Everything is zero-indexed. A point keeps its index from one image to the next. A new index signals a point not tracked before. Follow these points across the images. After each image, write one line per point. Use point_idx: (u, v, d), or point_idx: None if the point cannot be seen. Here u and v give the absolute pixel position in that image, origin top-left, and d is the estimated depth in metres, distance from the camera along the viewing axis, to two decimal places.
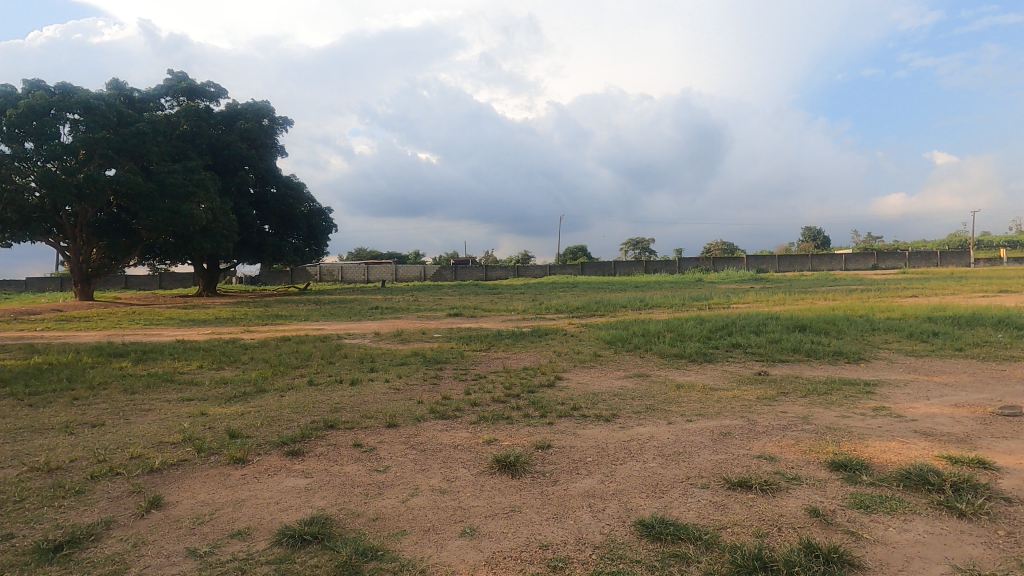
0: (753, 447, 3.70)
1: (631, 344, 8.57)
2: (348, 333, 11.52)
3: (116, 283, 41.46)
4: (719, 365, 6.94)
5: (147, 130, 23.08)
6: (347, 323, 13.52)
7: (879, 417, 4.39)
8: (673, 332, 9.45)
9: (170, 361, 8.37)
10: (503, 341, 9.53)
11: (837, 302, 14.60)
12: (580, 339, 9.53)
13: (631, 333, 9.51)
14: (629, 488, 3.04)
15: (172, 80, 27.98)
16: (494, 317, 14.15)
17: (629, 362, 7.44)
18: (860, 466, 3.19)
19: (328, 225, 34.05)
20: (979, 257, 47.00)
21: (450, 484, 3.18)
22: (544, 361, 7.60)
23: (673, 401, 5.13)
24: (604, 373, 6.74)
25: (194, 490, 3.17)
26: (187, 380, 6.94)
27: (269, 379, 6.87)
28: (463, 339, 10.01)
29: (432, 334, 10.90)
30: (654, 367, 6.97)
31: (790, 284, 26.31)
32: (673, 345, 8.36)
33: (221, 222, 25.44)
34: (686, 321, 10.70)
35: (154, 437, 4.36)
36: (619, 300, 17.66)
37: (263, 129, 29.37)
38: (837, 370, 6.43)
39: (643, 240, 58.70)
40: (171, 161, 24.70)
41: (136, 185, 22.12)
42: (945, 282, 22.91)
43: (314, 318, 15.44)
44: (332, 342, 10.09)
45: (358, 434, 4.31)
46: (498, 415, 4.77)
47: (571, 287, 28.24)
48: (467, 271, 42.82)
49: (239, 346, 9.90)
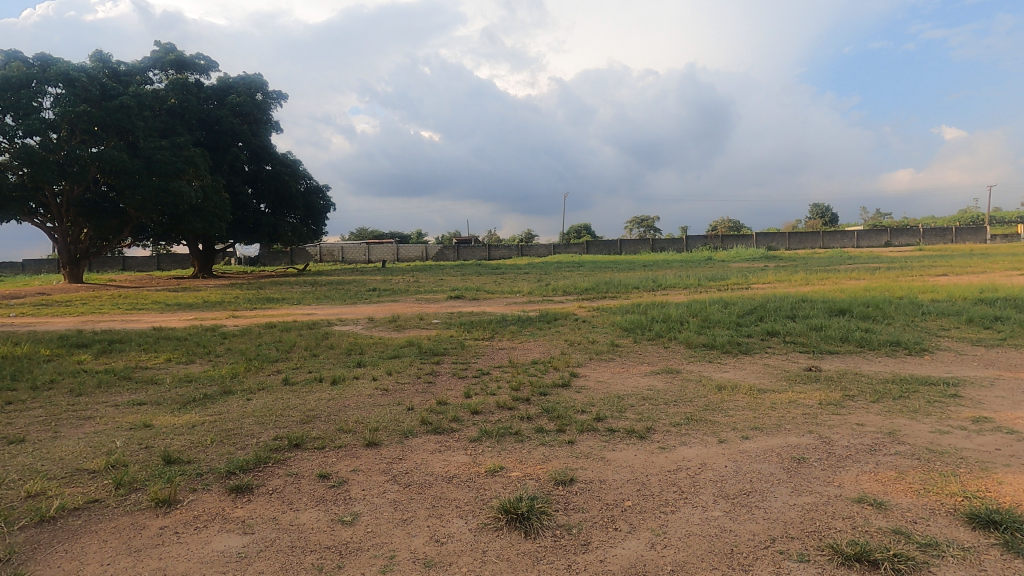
0: (845, 484, 2.77)
1: (652, 332, 7.64)
2: (339, 318, 10.63)
3: (114, 264, 40.74)
4: (758, 359, 5.99)
5: (131, 103, 21.96)
6: (338, 308, 12.62)
7: (989, 434, 3.45)
8: (697, 317, 8.48)
9: (135, 353, 7.49)
10: (507, 329, 8.62)
11: (865, 282, 13.64)
12: (593, 326, 8.59)
13: (651, 319, 8.55)
14: (693, 561, 2.13)
15: (159, 52, 26.95)
16: (499, 300, 13.23)
17: (653, 353, 6.50)
18: (1020, 526, 2.26)
19: (326, 204, 33.03)
20: (996, 233, 45.63)
21: (441, 549, 2.29)
22: (555, 352, 6.69)
23: (717, 409, 4.20)
24: (627, 369, 5.79)
25: (83, 561, 2.28)
26: (146, 377, 6.05)
27: (240, 376, 5.96)
28: (464, 325, 9.08)
29: (430, 320, 9.97)
30: (683, 361, 6.04)
31: (804, 262, 25.31)
32: (700, 333, 7.42)
33: (213, 200, 24.37)
34: (709, 304, 9.76)
35: (71, 461, 3.47)
36: (630, 280, 16.70)
37: (256, 103, 28.45)
38: (902, 364, 5.49)
39: (649, 217, 57.60)
40: (159, 136, 23.61)
41: (120, 161, 21.06)
42: (971, 259, 21.77)
43: (308, 302, 14.60)
44: (320, 330, 9.19)
45: (326, 459, 3.41)
46: (505, 428, 3.86)
47: (578, 266, 27.17)
48: (469, 250, 41.80)
49: (219, 335, 8.99)
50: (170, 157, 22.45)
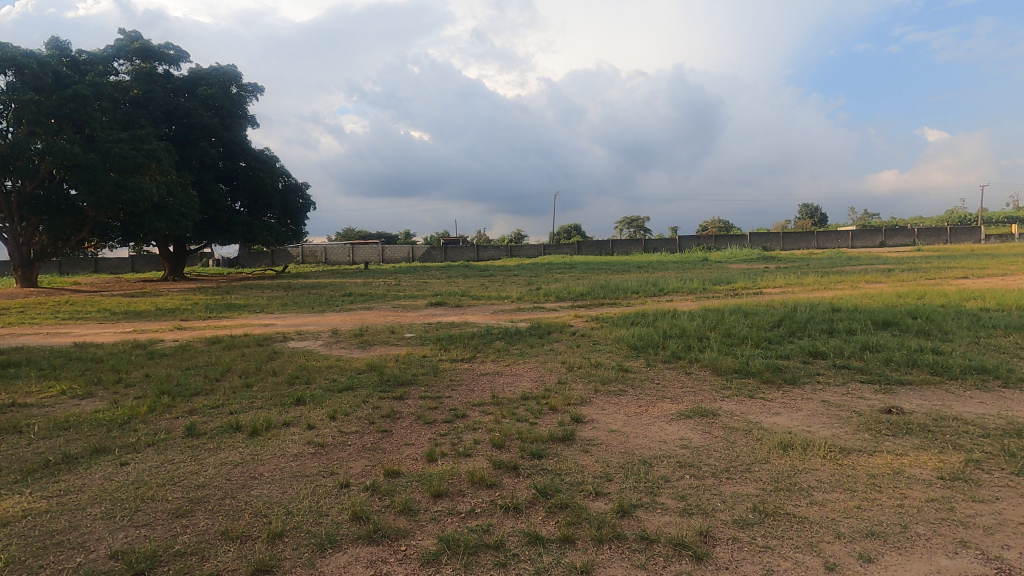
0: None
1: (667, 352, 6.30)
2: (297, 332, 9.17)
3: (84, 267, 38.73)
4: (812, 395, 4.64)
5: (87, 92, 20.22)
6: (301, 317, 11.15)
7: None
8: (718, 332, 7.15)
9: (25, 382, 5.97)
10: (492, 346, 7.21)
11: (886, 285, 12.45)
12: (594, 341, 7.23)
13: (663, 333, 7.20)
14: None
15: (125, 40, 25.32)
16: (484, 307, 11.86)
17: (674, 384, 5.14)
18: None
19: (306, 203, 31.47)
20: (990, 234, 45.05)
21: None
22: (551, 382, 5.32)
23: (795, 488, 2.86)
24: (647, 411, 4.40)
25: None
26: (12, 422, 4.57)
27: (135, 421, 4.49)
28: (442, 341, 7.69)
29: (402, 334, 8.54)
30: (716, 398, 4.67)
31: (805, 263, 24.30)
32: (727, 353, 6.08)
33: (178, 197, 22.65)
34: (726, 314, 8.45)
35: None
36: (628, 283, 15.38)
37: (228, 95, 26.92)
38: (1006, 403, 4.18)
39: (639, 218, 56.58)
40: (120, 128, 21.91)
41: (73, 155, 19.30)
42: (980, 260, 20.74)
43: (272, 309, 13.13)
44: (269, 347, 7.73)
45: None
46: (482, 536, 2.47)
47: (569, 268, 25.82)
48: (457, 251, 40.39)
49: (146, 355, 7.47)
50: (130, 150, 20.73)
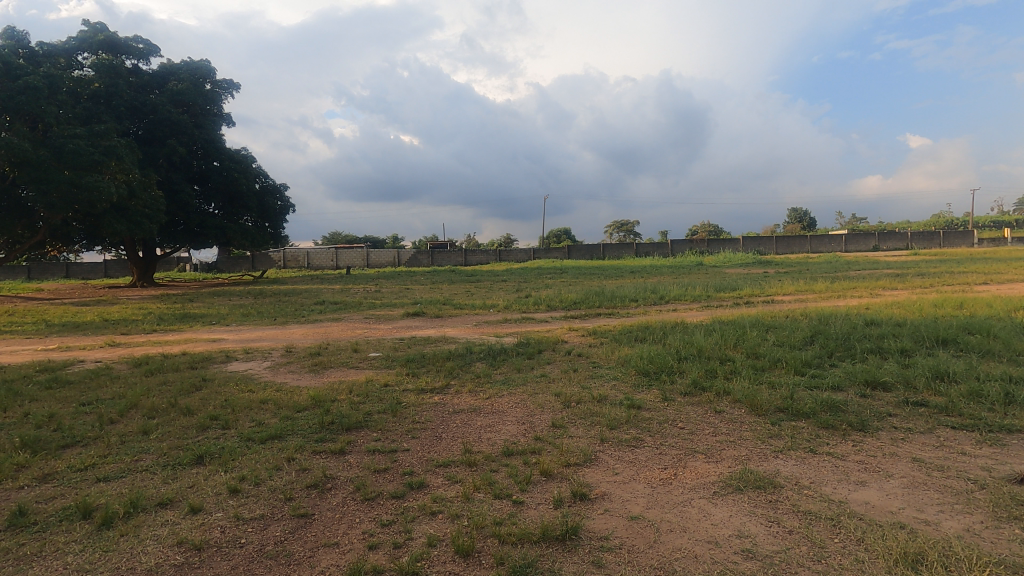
0: None
1: (686, 380, 5.05)
2: (245, 350, 7.82)
3: (53, 273, 36.80)
4: (898, 450, 3.43)
5: (41, 84, 18.59)
6: (258, 330, 9.77)
7: None
8: (743, 352, 5.92)
9: None
10: (471, 371, 5.93)
11: (906, 292, 11.39)
12: (594, 364, 5.97)
13: (678, 353, 5.95)
14: None
15: (88, 31, 23.74)
16: (467, 318, 10.61)
17: (706, 431, 3.90)
18: None
19: (286, 205, 29.97)
20: (982, 238, 44.68)
21: None
22: (542, 427, 4.05)
23: None
24: (676, 478, 3.15)
25: None
26: None
27: None
28: (412, 363, 6.39)
29: (367, 352, 7.25)
30: (769, 455, 3.43)
31: (805, 267, 23.44)
32: (763, 383, 4.85)
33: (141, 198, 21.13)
34: (746, 328, 7.24)
35: None
36: (624, 289, 14.26)
37: (200, 90, 25.44)
38: None
39: (629, 222, 55.75)
40: (78, 123, 20.30)
41: (22, 152, 17.53)
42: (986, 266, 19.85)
43: (230, 320, 11.72)
44: (202, 372, 6.38)
45: None
46: None
47: (559, 273, 24.68)
48: (444, 255, 39.17)
49: (47, 382, 6.05)
50: (87, 147, 19.14)
